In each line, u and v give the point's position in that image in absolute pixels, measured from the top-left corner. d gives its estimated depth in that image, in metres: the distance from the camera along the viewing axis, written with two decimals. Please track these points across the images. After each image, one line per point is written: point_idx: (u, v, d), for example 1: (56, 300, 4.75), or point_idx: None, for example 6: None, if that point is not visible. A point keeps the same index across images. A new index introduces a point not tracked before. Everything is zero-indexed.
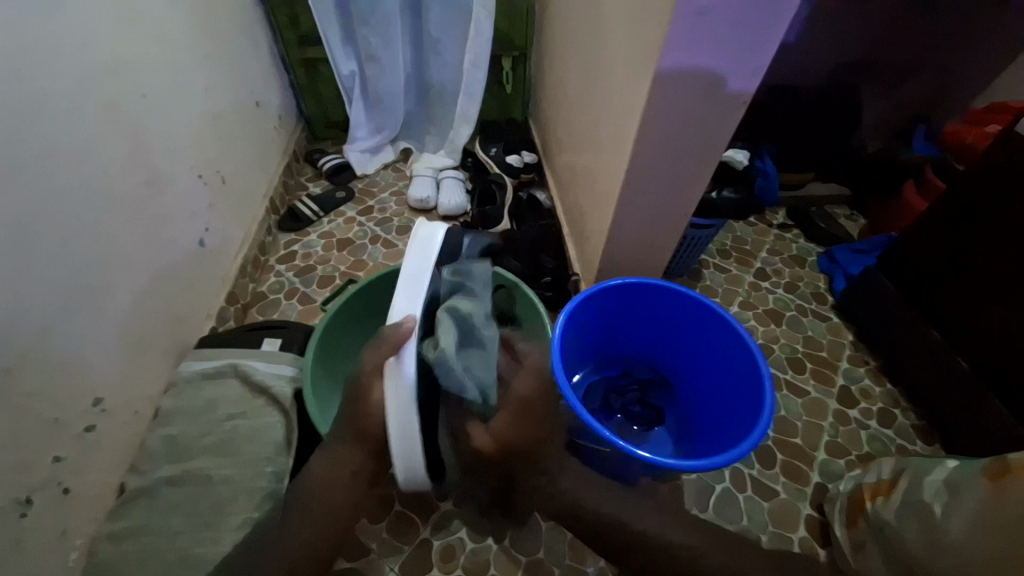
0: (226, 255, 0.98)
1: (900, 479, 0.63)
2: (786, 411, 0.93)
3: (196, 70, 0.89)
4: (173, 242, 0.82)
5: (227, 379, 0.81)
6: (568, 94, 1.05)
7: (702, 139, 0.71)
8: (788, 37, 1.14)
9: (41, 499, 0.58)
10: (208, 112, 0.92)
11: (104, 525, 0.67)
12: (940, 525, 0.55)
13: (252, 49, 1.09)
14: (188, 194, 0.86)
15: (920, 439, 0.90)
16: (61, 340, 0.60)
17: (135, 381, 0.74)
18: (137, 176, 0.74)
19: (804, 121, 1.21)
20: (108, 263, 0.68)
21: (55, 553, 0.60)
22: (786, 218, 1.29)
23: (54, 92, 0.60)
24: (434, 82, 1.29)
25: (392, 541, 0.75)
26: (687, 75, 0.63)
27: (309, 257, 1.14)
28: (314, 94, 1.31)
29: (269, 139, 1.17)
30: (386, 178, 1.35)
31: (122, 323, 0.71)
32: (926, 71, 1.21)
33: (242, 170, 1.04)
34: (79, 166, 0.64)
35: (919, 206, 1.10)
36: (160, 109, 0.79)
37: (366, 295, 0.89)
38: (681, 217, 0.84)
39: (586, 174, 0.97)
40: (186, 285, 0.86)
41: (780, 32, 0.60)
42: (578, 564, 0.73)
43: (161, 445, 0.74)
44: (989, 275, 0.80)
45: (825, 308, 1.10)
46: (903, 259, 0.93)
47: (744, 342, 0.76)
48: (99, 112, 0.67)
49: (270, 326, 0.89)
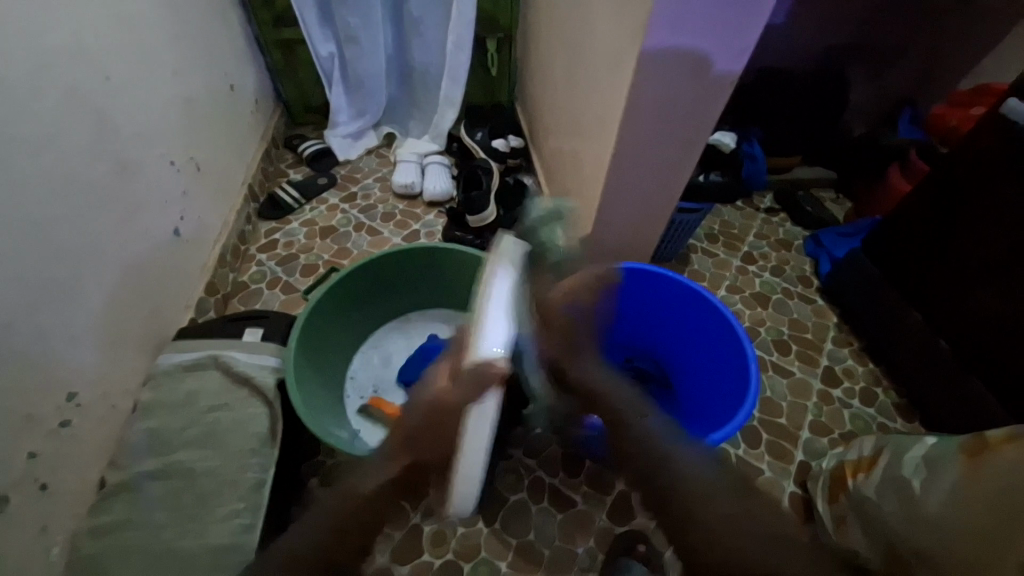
0: (203, 244, 0.96)
1: (881, 456, 0.65)
2: (772, 392, 0.94)
3: (164, 51, 0.85)
4: (146, 231, 0.79)
5: (208, 370, 0.79)
6: (553, 76, 1.03)
7: (688, 122, 0.71)
8: (775, 18, 1.13)
9: (17, 496, 0.57)
10: (179, 95, 0.88)
11: (85, 520, 0.66)
12: (918, 499, 0.56)
13: (225, 29, 1.05)
14: (160, 182, 0.83)
15: (901, 417, 0.92)
16: (28, 333, 0.58)
17: (111, 375, 0.72)
18: (105, 162, 0.71)
19: (790, 104, 1.20)
20: (77, 254, 0.66)
21: (35, 550, 0.59)
22: (772, 201, 1.30)
23: (11, 74, 0.57)
24: (417, 65, 1.25)
25: (382, 528, 0.75)
26: (672, 56, 0.62)
27: (292, 246, 1.12)
28: (292, 77, 1.28)
29: (246, 124, 1.14)
30: (370, 164, 1.32)
31: (95, 316, 0.68)
32: (913, 53, 1.21)
33: (218, 156, 1.01)
34: (40, 152, 0.61)
35: (903, 189, 1.11)
36: (126, 93, 0.75)
37: (349, 283, 0.88)
38: (667, 200, 0.84)
39: (572, 158, 0.95)
40: (160, 276, 0.83)
41: (765, 14, 0.59)
42: (568, 546, 0.74)
43: (142, 438, 0.72)
44: (971, 256, 0.80)
45: (810, 290, 1.11)
46: (887, 241, 0.94)
47: (730, 325, 0.76)
48: (60, 96, 0.64)
49: (251, 316, 0.87)
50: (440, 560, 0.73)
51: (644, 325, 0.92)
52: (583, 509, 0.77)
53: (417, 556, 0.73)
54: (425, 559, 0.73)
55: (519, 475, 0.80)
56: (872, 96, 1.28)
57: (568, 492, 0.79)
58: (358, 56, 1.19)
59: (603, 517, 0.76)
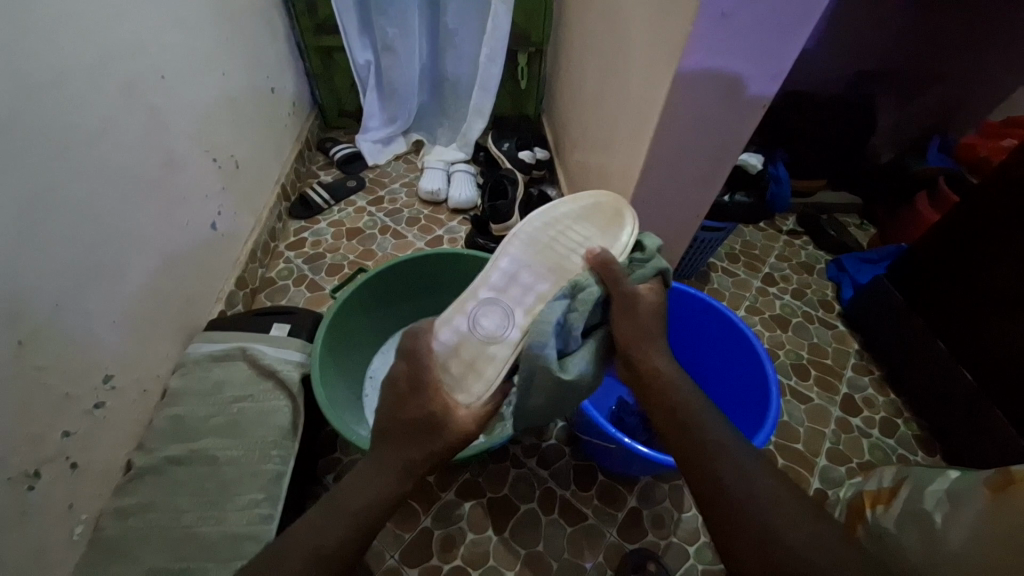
0: (236, 239, 0.98)
1: (902, 488, 0.63)
2: (789, 416, 0.93)
3: (213, 55, 0.89)
4: (185, 224, 0.82)
5: (235, 362, 0.81)
6: (584, 92, 1.04)
7: (719, 140, 0.71)
8: (807, 44, 1.14)
9: (50, 472, 0.59)
10: (223, 95, 0.92)
11: (110, 501, 0.68)
12: (941, 536, 0.54)
13: (269, 35, 1.09)
14: (201, 177, 0.86)
15: (922, 449, 0.90)
16: (71, 316, 0.61)
17: (144, 361, 0.74)
18: (153, 158, 0.74)
19: (819, 129, 1.20)
20: (122, 242, 0.69)
21: (62, 526, 0.61)
22: (795, 225, 1.29)
23: (73, 70, 0.60)
24: (449, 75, 1.28)
25: (394, 528, 0.75)
26: (707, 78, 0.63)
27: (319, 245, 1.15)
28: (329, 82, 1.32)
29: (282, 126, 1.18)
30: (397, 169, 1.35)
31: (133, 304, 0.71)
32: (945, 83, 1.20)
33: (254, 155, 1.04)
34: (95, 146, 0.64)
35: (932, 219, 1.10)
36: (176, 91, 0.79)
37: (374, 284, 0.90)
38: (694, 218, 0.84)
39: (600, 173, 0.97)
40: (195, 268, 0.86)
41: (803, 38, 0.60)
42: (578, 559, 0.74)
43: (168, 424, 0.74)
44: (1002, 289, 0.79)
45: (832, 315, 1.10)
46: (913, 269, 0.93)
47: (751, 346, 0.77)
48: (117, 93, 0.67)
49: (278, 311, 0.89)
50: (449, 564, 0.73)
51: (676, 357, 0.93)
52: (594, 523, 0.77)
53: (426, 559, 0.73)
54: (434, 563, 0.73)
55: (531, 485, 0.80)
56: (903, 124, 1.27)
57: (579, 505, 0.78)
58: (393, 64, 1.23)
59: (614, 533, 0.76)
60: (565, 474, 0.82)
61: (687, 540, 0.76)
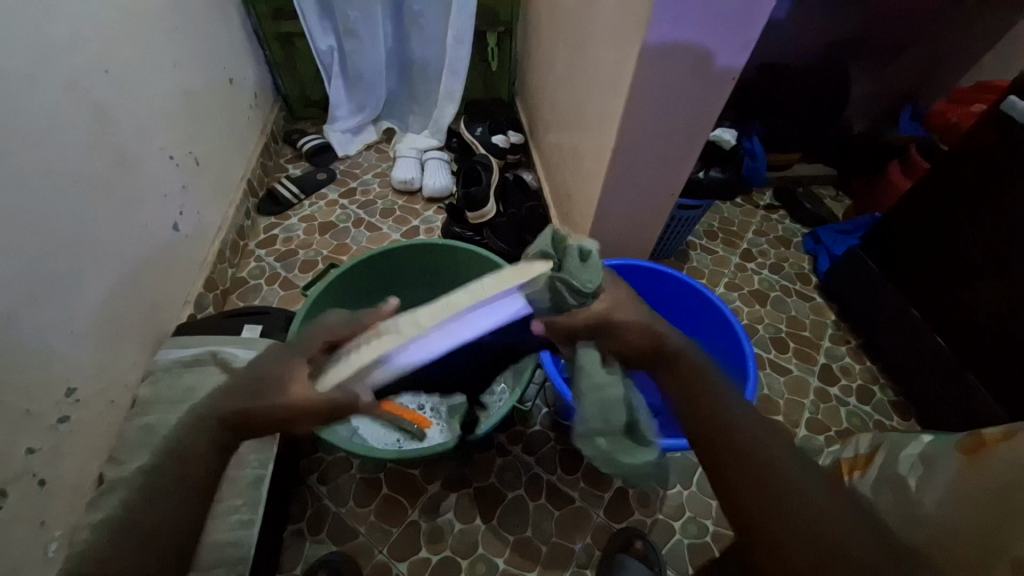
0: (202, 240, 0.95)
1: (877, 454, 0.63)
2: (769, 390, 0.95)
3: (163, 45, 0.84)
4: (145, 227, 0.79)
5: (208, 366, 0.79)
6: (554, 73, 1.02)
7: (691, 116, 0.70)
8: (778, 14, 1.13)
9: (17, 491, 0.57)
10: (177, 89, 0.88)
11: (84, 516, 0.66)
12: (914, 498, 0.55)
13: (223, 21, 1.04)
14: (159, 176, 0.82)
15: (897, 414, 0.93)
16: (26, 330, 0.58)
17: (111, 371, 0.72)
18: (105, 158, 0.71)
19: (793, 102, 1.19)
20: (78, 251, 0.66)
21: (33, 545, 0.59)
22: (772, 199, 1.30)
23: (10, 70, 0.56)
24: (416, 59, 1.25)
25: (381, 524, 0.75)
26: (674, 50, 0.62)
27: (291, 241, 1.12)
28: (292, 71, 1.27)
29: (245, 119, 1.13)
30: (369, 159, 1.32)
31: (95, 314, 0.69)
32: (914, 50, 1.20)
33: (216, 150, 1.00)
34: (39, 150, 0.60)
35: (903, 186, 1.11)
36: (124, 87, 0.75)
37: (348, 280, 0.87)
38: (670, 197, 0.83)
39: (572, 153, 0.95)
40: (159, 271, 0.83)
41: (769, 7, 0.58)
42: (566, 542, 0.74)
43: (140, 434, 0.72)
44: (974, 253, 0.80)
45: (809, 288, 1.11)
46: (887, 239, 0.94)
47: (729, 323, 0.77)
48: (60, 91, 0.63)
49: (250, 311, 0.87)
50: (438, 557, 0.73)
51: None
52: (581, 505, 0.77)
53: (414, 552, 0.73)
54: (423, 556, 0.73)
55: (517, 472, 0.80)
56: (874, 92, 1.27)
57: (565, 490, 0.79)
58: (357, 49, 1.18)
59: (601, 514, 0.77)
60: (550, 459, 0.82)
61: (673, 516, 0.77)
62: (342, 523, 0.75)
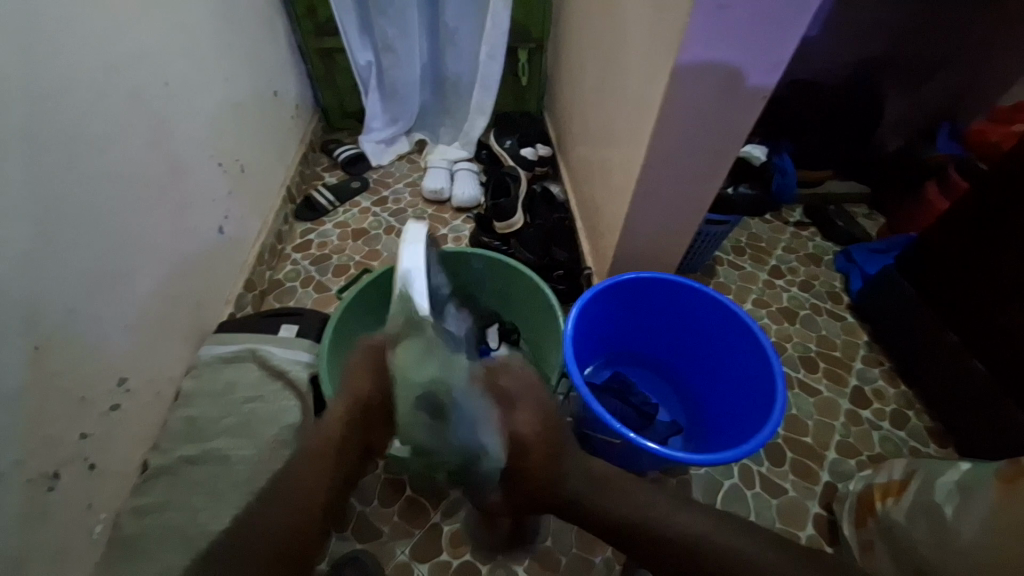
0: (243, 243, 1.00)
1: (911, 482, 0.63)
2: (798, 410, 0.93)
3: (216, 60, 0.90)
4: (194, 229, 0.84)
5: (245, 363, 0.83)
6: (584, 88, 1.04)
7: (722, 133, 0.71)
8: (810, 31, 1.13)
9: (69, 473, 0.60)
10: (228, 101, 0.93)
11: (127, 500, 0.69)
12: (952, 528, 0.54)
13: (271, 38, 1.10)
14: (208, 182, 0.88)
15: (933, 441, 0.89)
16: (84, 322, 0.62)
17: (158, 364, 0.76)
18: (160, 164, 0.76)
19: (825, 119, 1.18)
20: (133, 249, 0.70)
21: (81, 525, 0.62)
22: (803, 216, 1.28)
23: (79, 81, 0.61)
24: (450, 74, 1.29)
25: (404, 525, 0.76)
26: (706, 69, 0.63)
27: (325, 246, 1.16)
28: (331, 84, 1.33)
29: (287, 129, 1.19)
30: (401, 168, 1.36)
31: (146, 309, 0.73)
32: (954, 68, 1.18)
33: (259, 159, 1.06)
34: (103, 155, 0.65)
35: (941, 206, 1.09)
36: (180, 98, 0.80)
37: (380, 284, 0.91)
38: (698, 212, 0.84)
39: (601, 167, 0.97)
40: (204, 272, 0.87)
41: (802, 28, 0.59)
42: (587, 554, 0.74)
43: (181, 425, 0.76)
44: (1015, 276, 0.78)
45: (840, 307, 1.09)
46: (922, 259, 0.92)
47: (756, 339, 0.76)
48: (123, 102, 0.68)
49: (286, 313, 0.91)
50: (458, 561, 0.74)
51: (685, 356, 0.92)
52: None
53: (436, 555, 0.74)
54: (444, 559, 0.74)
55: None
56: (910, 109, 1.25)
57: None
58: (394, 64, 1.23)
59: None
60: None
61: None
62: (366, 522, 0.76)
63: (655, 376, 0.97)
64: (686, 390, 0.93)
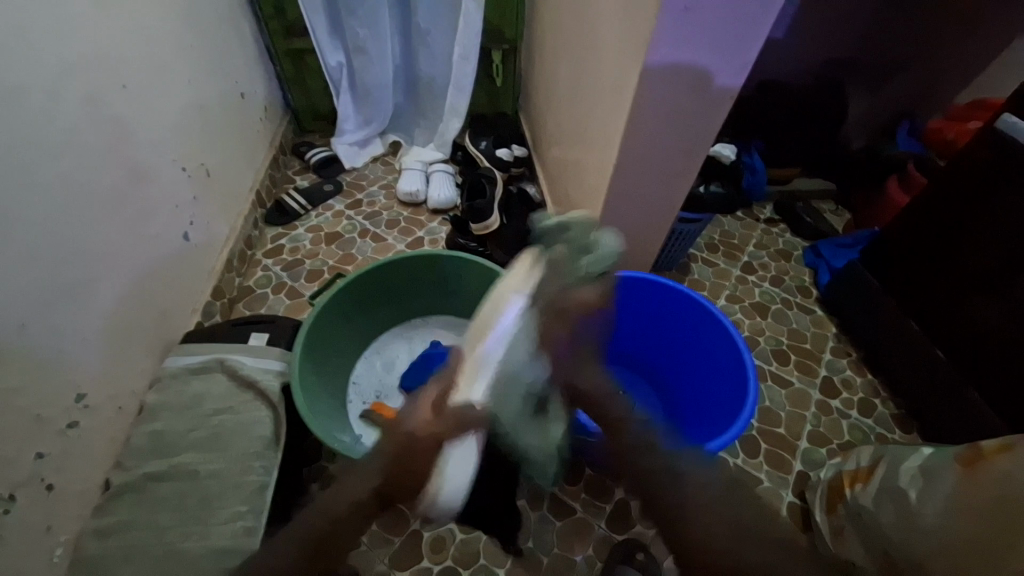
0: (211, 249, 0.97)
1: (878, 467, 0.64)
2: (770, 402, 0.95)
3: (179, 61, 0.87)
4: (157, 236, 0.81)
5: (214, 374, 0.80)
6: (558, 89, 1.05)
7: (691, 132, 0.72)
8: (776, 33, 1.16)
9: (26, 495, 0.57)
10: (192, 103, 0.90)
11: (89, 521, 0.66)
12: (916, 509, 0.56)
13: (237, 38, 1.07)
14: (172, 187, 0.85)
15: (899, 428, 0.93)
16: (39, 338, 0.59)
17: (121, 377, 0.73)
18: (120, 169, 0.73)
19: (792, 117, 1.21)
20: (92, 258, 0.67)
21: (40, 550, 0.59)
22: (773, 212, 1.31)
23: (33, 86, 0.59)
24: (423, 75, 1.28)
25: (382, 533, 0.75)
26: (674, 71, 0.64)
27: (297, 252, 1.14)
28: (302, 86, 1.30)
29: (256, 132, 1.16)
30: (375, 171, 1.34)
31: (106, 321, 0.70)
32: (911, 68, 1.23)
33: (227, 162, 1.03)
34: (57, 162, 0.62)
35: (901, 201, 1.13)
36: (140, 100, 0.77)
37: (354, 289, 0.89)
38: (670, 210, 0.85)
39: (575, 167, 0.97)
40: (169, 280, 0.84)
41: (765, 28, 0.60)
42: (567, 553, 0.74)
43: (147, 440, 0.73)
44: (970, 267, 0.82)
45: (809, 301, 1.12)
46: (884, 253, 0.95)
47: (729, 335, 0.78)
48: (79, 105, 0.65)
49: (257, 320, 0.88)
50: (438, 567, 0.73)
51: (661, 352, 0.93)
52: (583, 516, 0.78)
53: (416, 562, 0.73)
54: (424, 565, 0.73)
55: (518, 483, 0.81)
56: (871, 109, 1.30)
57: (567, 501, 0.79)
58: (365, 65, 1.21)
59: (603, 526, 0.77)
60: None
61: None
62: None
63: (641, 378, 0.98)
64: (662, 387, 0.94)
